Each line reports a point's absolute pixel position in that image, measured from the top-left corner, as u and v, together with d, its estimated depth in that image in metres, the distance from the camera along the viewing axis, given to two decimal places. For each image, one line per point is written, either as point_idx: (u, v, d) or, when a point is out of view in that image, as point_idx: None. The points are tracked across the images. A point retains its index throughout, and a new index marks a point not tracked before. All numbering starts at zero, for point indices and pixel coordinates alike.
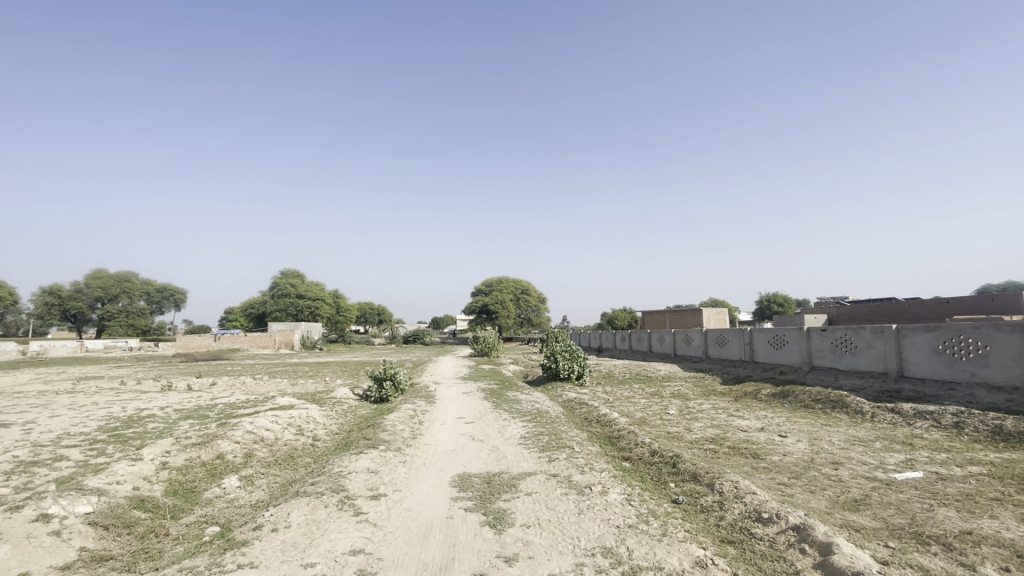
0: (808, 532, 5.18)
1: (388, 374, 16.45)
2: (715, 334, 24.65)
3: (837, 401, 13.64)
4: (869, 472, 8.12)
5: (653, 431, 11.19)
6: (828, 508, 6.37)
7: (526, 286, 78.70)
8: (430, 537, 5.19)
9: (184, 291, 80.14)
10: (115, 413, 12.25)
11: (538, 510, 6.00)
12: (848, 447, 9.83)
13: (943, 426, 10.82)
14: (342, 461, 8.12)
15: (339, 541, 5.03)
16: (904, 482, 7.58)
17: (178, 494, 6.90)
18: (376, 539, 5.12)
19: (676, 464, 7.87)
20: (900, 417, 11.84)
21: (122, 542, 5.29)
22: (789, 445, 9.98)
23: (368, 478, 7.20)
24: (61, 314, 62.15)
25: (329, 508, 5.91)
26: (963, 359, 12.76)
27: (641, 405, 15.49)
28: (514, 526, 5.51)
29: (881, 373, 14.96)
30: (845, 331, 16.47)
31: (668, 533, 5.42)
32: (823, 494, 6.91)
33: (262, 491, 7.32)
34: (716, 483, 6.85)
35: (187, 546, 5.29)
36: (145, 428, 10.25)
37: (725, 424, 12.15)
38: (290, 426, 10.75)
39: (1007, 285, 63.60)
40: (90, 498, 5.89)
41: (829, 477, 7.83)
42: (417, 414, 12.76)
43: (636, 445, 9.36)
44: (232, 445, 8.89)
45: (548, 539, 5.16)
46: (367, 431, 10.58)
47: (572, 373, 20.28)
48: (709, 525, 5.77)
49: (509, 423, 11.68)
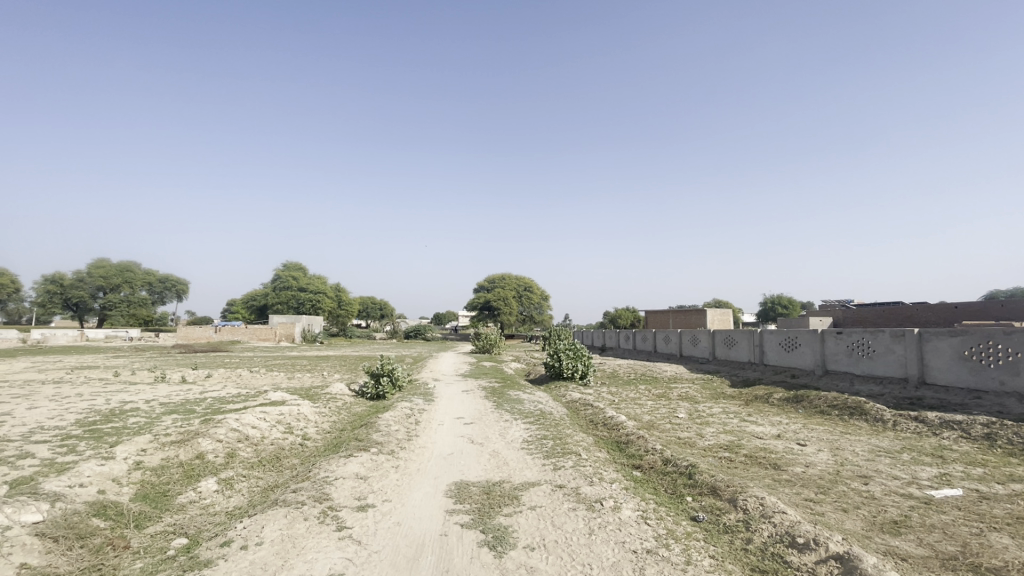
0: (854, 563, 4.50)
1: (385, 370, 15.79)
2: (722, 334, 23.90)
3: (855, 407, 12.92)
4: (903, 488, 7.42)
5: (664, 436, 10.50)
6: (866, 531, 5.71)
7: (529, 284, 77.90)
8: (421, 560, 4.56)
9: (186, 281, 79.60)
10: (97, 406, 11.62)
11: (543, 529, 5.34)
12: (874, 459, 9.12)
13: (973, 437, 10.11)
14: (328, 464, 7.48)
15: (317, 564, 4.40)
16: (945, 502, 6.88)
17: (148, 499, 6.29)
18: (359, 562, 4.48)
19: (692, 475, 7.18)
20: (925, 426, 11.11)
21: (71, 557, 4.64)
22: (811, 455, 9.28)
23: (355, 486, 6.56)
24: (63, 303, 61.79)
25: (309, 521, 5.28)
26: (991, 367, 12.05)
27: (648, 407, 14.83)
28: (517, 548, 4.86)
29: (901, 380, 14.21)
30: (862, 334, 15.73)
31: (693, 562, 4.76)
32: (857, 514, 6.25)
33: (241, 497, 6.72)
34: (739, 499, 6.17)
35: (148, 562, 4.72)
36: (124, 424, 9.61)
37: (739, 430, 11.44)
38: (278, 423, 10.15)
39: (1015, 292, 62.51)
40: (41, 505, 5.23)
41: (861, 493, 7.14)
42: (414, 413, 12.12)
43: (646, 452, 8.68)
44: (214, 444, 8.28)
45: (556, 567, 4.52)
46: (360, 430, 9.96)
47: (575, 373, 19.57)
48: (735, 550, 5.14)
49: (510, 425, 11.01)
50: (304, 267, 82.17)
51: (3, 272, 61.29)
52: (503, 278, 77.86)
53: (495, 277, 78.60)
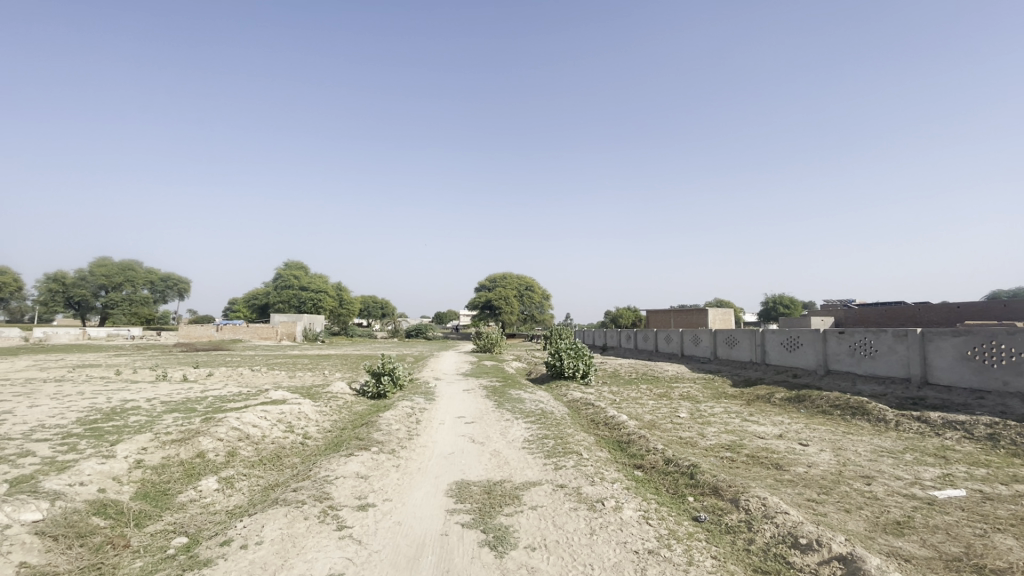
0: (857, 564, 4.47)
1: (386, 369, 15.78)
2: (724, 334, 23.85)
3: (857, 407, 12.88)
4: (906, 489, 7.38)
5: (665, 436, 10.47)
6: (869, 531, 5.68)
7: (530, 283, 77.83)
8: (421, 559, 4.54)
9: (187, 280, 79.73)
10: (98, 405, 11.63)
11: (544, 528, 5.31)
12: (877, 459, 9.09)
13: (976, 437, 10.06)
14: (329, 463, 7.46)
15: (317, 563, 4.38)
16: (949, 502, 6.84)
17: (148, 498, 6.27)
18: (360, 562, 4.45)
19: (695, 475, 7.15)
20: (928, 426, 11.07)
21: (71, 556, 4.63)
22: (813, 456, 9.25)
23: (355, 485, 6.54)
24: (65, 301, 61.91)
25: (309, 521, 5.27)
26: (994, 367, 11.99)
27: (649, 406, 14.78)
28: (518, 548, 4.83)
29: (903, 379, 14.15)
30: (865, 334, 15.67)
31: (695, 563, 4.73)
32: (860, 515, 6.22)
33: (241, 496, 6.71)
34: (741, 499, 6.13)
35: (148, 561, 4.71)
36: (124, 422, 9.61)
37: (741, 429, 11.40)
38: (279, 422, 10.14)
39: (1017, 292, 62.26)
40: (40, 504, 5.22)
41: (863, 494, 7.10)
42: (415, 412, 12.11)
43: (647, 452, 8.65)
44: (214, 443, 8.26)
45: (557, 567, 4.49)
46: (361, 429, 9.94)
47: (576, 372, 19.52)
48: (737, 550, 5.11)
49: (511, 424, 10.98)
50: (305, 266, 82.18)
51: (6, 270, 61.46)
52: (503, 277, 77.82)
53: (496, 276, 78.55)
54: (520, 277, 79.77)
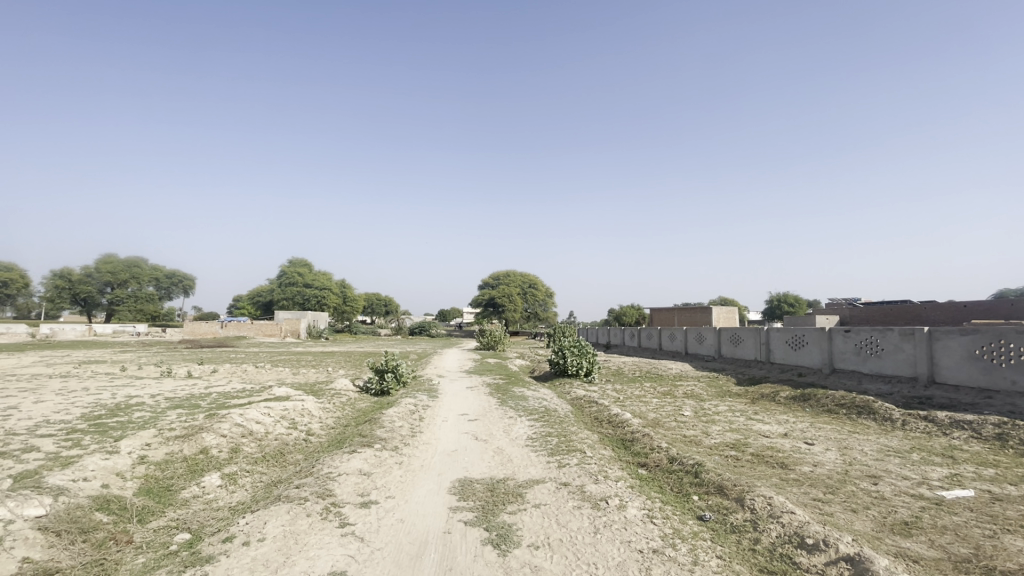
0: (865, 565, 4.41)
1: (389, 365, 15.76)
2: (729, 333, 23.72)
3: (863, 407, 12.77)
4: (914, 489, 7.30)
5: (669, 434, 10.40)
6: (876, 532, 5.61)
7: (533, 282, 77.66)
8: (424, 557, 4.51)
9: (192, 277, 80.13)
10: (102, 400, 11.68)
11: (547, 527, 5.28)
12: (884, 459, 9.00)
13: (984, 437, 9.95)
14: (332, 460, 7.44)
15: (318, 561, 4.35)
16: (957, 503, 6.75)
17: (151, 494, 6.26)
18: (362, 560, 4.43)
19: (699, 474, 7.09)
20: (935, 426, 10.95)
21: (73, 551, 4.64)
22: (818, 454, 9.18)
23: (358, 482, 6.52)
24: (71, 298, 62.34)
25: (311, 518, 5.24)
26: (1002, 366, 11.85)
27: (653, 405, 14.70)
28: (520, 546, 4.79)
29: (910, 378, 14.02)
30: (871, 333, 15.54)
31: (700, 563, 4.67)
32: (867, 515, 6.15)
33: (244, 492, 6.71)
34: (746, 499, 6.06)
35: (149, 557, 4.70)
36: (129, 418, 9.66)
37: (746, 428, 11.32)
38: (282, 419, 10.13)
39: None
40: (44, 499, 5.21)
41: (870, 494, 7.03)
42: (419, 410, 12.09)
43: (652, 450, 8.59)
44: (218, 439, 8.26)
45: (560, 566, 4.45)
46: (364, 426, 9.92)
47: (580, 370, 19.47)
48: (743, 551, 5.05)
49: (514, 422, 10.92)
50: (309, 264, 82.33)
51: (13, 267, 61.95)
52: (507, 276, 77.67)
53: (499, 274, 78.40)
54: (523, 276, 79.58)
